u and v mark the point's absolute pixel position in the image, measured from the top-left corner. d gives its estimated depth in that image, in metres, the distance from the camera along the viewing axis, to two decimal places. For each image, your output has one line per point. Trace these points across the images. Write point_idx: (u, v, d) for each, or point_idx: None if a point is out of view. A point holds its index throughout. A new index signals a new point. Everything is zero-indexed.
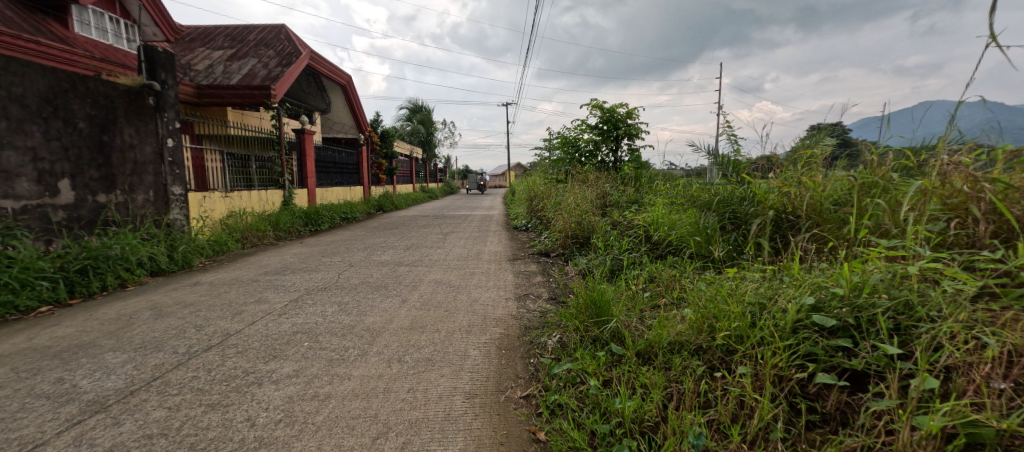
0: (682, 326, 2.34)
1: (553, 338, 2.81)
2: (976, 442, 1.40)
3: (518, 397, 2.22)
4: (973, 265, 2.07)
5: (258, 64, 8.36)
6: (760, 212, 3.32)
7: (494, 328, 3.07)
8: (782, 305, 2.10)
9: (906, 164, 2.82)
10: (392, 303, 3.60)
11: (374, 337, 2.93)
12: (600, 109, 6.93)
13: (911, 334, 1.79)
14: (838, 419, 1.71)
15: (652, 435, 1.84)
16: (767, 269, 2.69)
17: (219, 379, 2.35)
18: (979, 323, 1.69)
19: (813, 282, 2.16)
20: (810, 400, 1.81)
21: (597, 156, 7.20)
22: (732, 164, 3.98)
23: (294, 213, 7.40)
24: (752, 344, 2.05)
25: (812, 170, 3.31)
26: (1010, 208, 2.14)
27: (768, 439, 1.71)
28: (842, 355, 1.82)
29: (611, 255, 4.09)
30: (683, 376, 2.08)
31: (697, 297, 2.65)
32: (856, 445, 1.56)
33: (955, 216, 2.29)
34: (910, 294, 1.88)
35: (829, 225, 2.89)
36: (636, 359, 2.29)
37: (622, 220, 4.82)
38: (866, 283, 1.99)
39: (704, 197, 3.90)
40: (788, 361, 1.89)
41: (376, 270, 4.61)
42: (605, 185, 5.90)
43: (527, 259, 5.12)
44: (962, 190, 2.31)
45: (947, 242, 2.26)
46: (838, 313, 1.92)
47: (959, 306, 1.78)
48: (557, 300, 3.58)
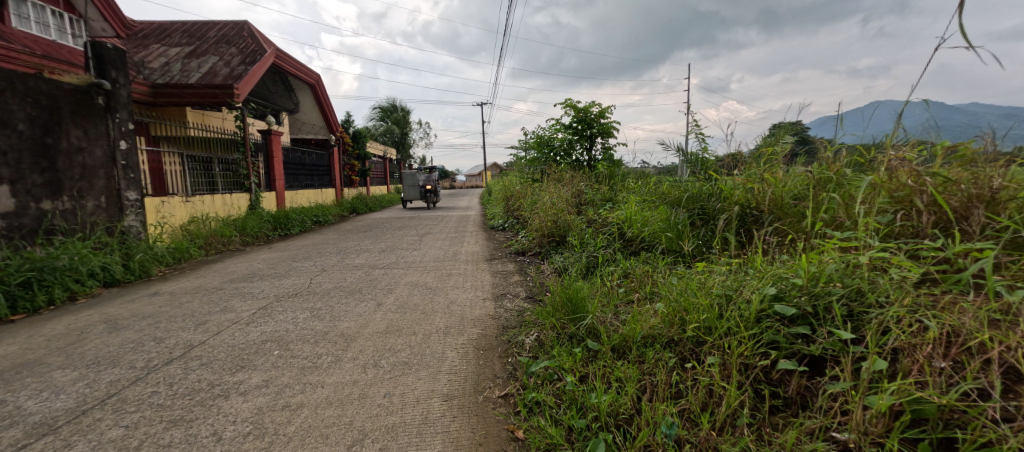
0: (654, 320, 2.34)
1: (531, 336, 2.78)
2: (920, 417, 1.47)
3: (496, 397, 2.19)
4: (915, 253, 2.15)
5: (218, 62, 8.03)
6: (726, 208, 3.39)
7: (471, 328, 3.02)
8: (746, 296, 2.14)
9: (858, 161, 2.92)
10: (366, 308, 3.49)
11: (348, 342, 2.84)
12: (573, 108, 6.92)
13: (862, 319, 1.84)
14: (798, 403, 1.76)
15: (627, 427, 1.84)
16: (732, 263, 2.73)
17: (182, 393, 2.23)
18: (923, 306, 1.76)
19: (775, 273, 2.20)
20: (773, 386, 1.85)
21: (572, 155, 7.23)
22: (700, 163, 4.06)
23: (261, 216, 7.15)
24: (720, 335, 2.07)
25: (774, 166, 3.40)
26: (947, 200, 2.23)
27: (736, 425, 1.74)
28: (802, 342, 1.87)
29: (587, 252, 4.10)
30: (656, 369, 2.08)
31: (669, 291, 2.66)
32: (814, 427, 1.60)
33: (901, 209, 2.38)
34: (861, 282, 1.93)
35: (790, 218, 2.97)
36: (612, 353, 2.29)
37: (596, 218, 4.83)
38: (822, 273, 2.04)
39: (674, 193, 3.97)
40: (752, 349, 1.91)
41: (350, 274, 4.49)
42: (580, 184, 5.90)
43: (504, 259, 5.07)
44: (906, 184, 2.39)
45: (894, 232, 2.34)
46: (798, 302, 1.97)
47: (904, 292, 1.84)
48: (535, 299, 3.55)
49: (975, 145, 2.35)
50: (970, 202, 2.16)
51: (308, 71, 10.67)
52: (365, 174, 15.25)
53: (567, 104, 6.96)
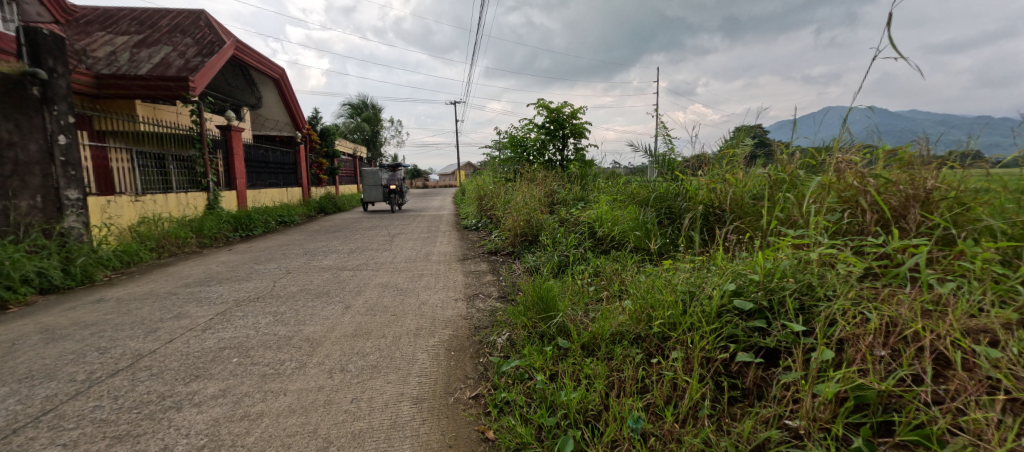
0: (623, 317, 2.35)
1: (503, 336, 2.72)
2: (863, 402, 1.55)
3: (467, 398, 2.13)
4: (859, 249, 2.23)
5: (172, 52, 7.61)
6: (691, 207, 3.45)
7: (442, 329, 2.94)
8: (708, 292, 2.19)
9: (810, 162, 3.02)
10: (333, 311, 3.35)
11: (314, 347, 2.71)
12: (546, 108, 6.91)
13: (812, 312, 1.91)
14: (755, 393, 1.79)
15: (595, 423, 1.83)
16: (697, 260, 2.77)
17: (129, 406, 2.06)
18: (865, 299, 1.86)
19: (734, 270, 2.26)
20: (732, 378, 1.89)
21: (545, 155, 7.22)
22: (667, 163, 4.12)
23: (220, 217, 6.82)
24: (683, 330, 2.09)
25: (735, 168, 3.49)
26: (888, 200, 2.33)
27: (697, 417, 1.76)
28: (758, 335, 1.93)
29: (559, 251, 4.08)
30: (624, 364, 2.08)
31: (636, 288, 2.68)
32: (770, 415, 1.63)
33: (848, 208, 2.47)
34: (812, 277, 2.00)
35: (749, 218, 3.04)
36: (581, 351, 2.27)
37: (569, 217, 4.82)
38: (777, 269, 2.10)
39: (642, 193, 4.00)
40: (713, 343, 1.96)
41: (317, 276, 4.32)
42: (552, 183, 5.89)
43: (477, 259, 5.00)
44: (853, 185, 2.48)
45: (842, 229, 2.42)
46: (754, 297, 2.03)
47: (850, 285, 1.92)
48: (507, 298, 3.49)
49: (913, 149, 2.45)
50: (908, 202, 2.27)
51: (272, 65, 10.26)
52: (334, 173, 14.84)
53: (540, 104, 6.94)
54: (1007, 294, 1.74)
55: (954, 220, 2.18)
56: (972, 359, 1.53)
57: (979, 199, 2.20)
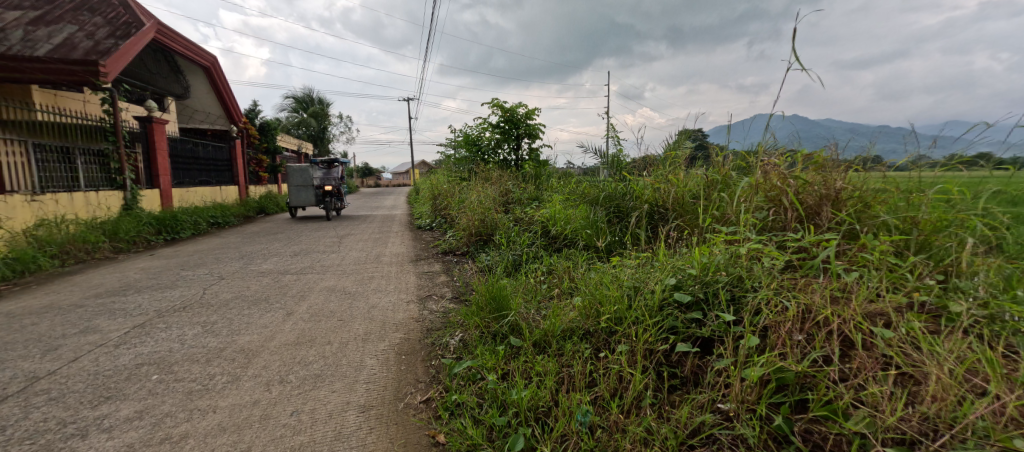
0: (573, 313, 2.36)
1: (455, 337, 2.61)
2: (783, 383, 1.70)
3: (417, 403, 2.05)
4: (781, 242, 2.40)
5: (79, 32, 6.81)
6: (637, 206, 3.52)
7: (393, 333, 2.79)
8: (651, 287, 2.27)
9: (741, 164, 3.18)
10: (272, 318, 3.09)
11: (250, 358, 2.47)
12: (500, 108, 6.83)
13: (741, 302, 2.05)
14: (692, 380, 1.91)
15: (545, 419, 1.84)
16: (642, 256, 2.82)
17: (19, 437, 1.78)
18: (784, 288, 2.04)
19: (674, 265, 2.37)
20: (672, 367, 1.99)
21: (499, 154, 7.15)
22: (617, 164, 4.18)
23: (140, 219, 6.19)
24: (628, 324, 2.17)
25: (677, 169, 3.59)
26: (804, 200, 2.54)
27: (641, 406, 1.85)
28: (695, 326, 2.05)
29: (513, 250, 4.00)
30: (573, 360, 2.10)
31: (585, 285, 2.69)
32: (704, 400, 1.77)
33: (773, 206, 2.65)
34: (742, 270, 2.15)
35: (688, 216, 3.14)
36: (533, 349, 2.25)
37: (523, 216, 4.76)
38: (711, 263, 2.23)
39: (592, 192, 4.03)
40: (655, 335, 2.05)
41: (255, 282, 4.00)
42: (506, 183, 5.82)
43: (430, 259, 4.84)
44: (777, 185, 2.65)
45: (768, 226, 2.60)
46: (692, 290, 2.15)
47: (772, 277, 2.09)
48: (460, 299, 3.37)
49: (826, 154, 2.66)
50: (822, 202, 2.47)
51: (202, 53, 9.50)
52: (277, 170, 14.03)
53: (494, 103, 6.84)
54: (899, 280, 1.96)
55: (858, 217, 2.39)
56: (870, 339, 1.75)
57: (878, 198, 2.41)
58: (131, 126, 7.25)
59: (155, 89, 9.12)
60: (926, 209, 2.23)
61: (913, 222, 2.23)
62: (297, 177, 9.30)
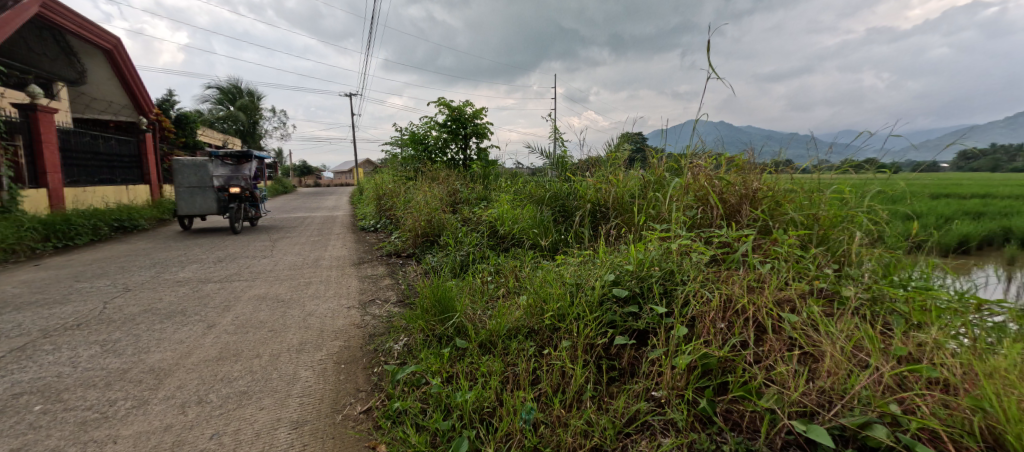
0: (518, 312, 2.27)
1: (400, 342, 2.40)
2: (707, 368, 1.78)
3: (358, 413, 1.84)
4: (706, 237, 2.52)
5: None
6: (581, 205, 3.51)
7: (332, 341, 2.53)
8: (592, 283, 2.27)
9: (674, 165, 3.23)
10: (189, 332, 2.71)
11: (162, 378, 2.13)
12: (447, 106, 6.62)
13: (673, 295, 2.11)
14: (629, 371, 1.92)
15: (490, 419, 1.73)
16: (584, 254, 2.78)
17: None
18: (710, 280, 2.13)
19: (612, 261, 2.40)
20: (612, 359, 2.00)
21: (447, 154, 6.93)
22: (562, 165, 4.14)
23: (22, 223, 5.35)
24: (571, 320, 2.12)
25: (617, 169, 3.62)
26: (725, 198, 2.74)
27: (581, 399, 1.81)
28: (632, 319, 2.07)
29: (460, 251, 3.81)
30: (518, 358, 2.01)
31: (529, 285, 2.60)
32: (638, 389, 1.79)
33: (701, 205, 2.80)
34: (673, 264, 2.22)
35: (627, 215, 3.18)
36: (479, 349, 2.13)
37: (472, 216, 4.60)
38: (646, 258, 2.29)
39: (539, 192, 3.97)
40: (595, 330, 2.03)
41: (168, 292, 3.54)
42: (455, 183, 5.62)
43: (374, 262, 4.55)
44: (704, 186, 2.83)
45: (696, 223, 2.75)
46: (629, 285, 2.18)
47: (698, 269, 2.18)
48: (405, 303, 3.15)
49: (745, 158, 2.96)
50: (741, 201, 2.68)
51: (102, 34, 8.46)
52: None
53: (441, 101, 6.60)
54: (803, 270, 2.17)
55: (771, 214, 2.65)
56: (778, 324, 1.88)
57: (788, 197, 2.72)
58: (10, 114, 6.29)
59: (38, 71, 7.99)
60: (823, 207, 2.57)
61: (814, 218, 2.54)
62: (192, 174, 6.95)
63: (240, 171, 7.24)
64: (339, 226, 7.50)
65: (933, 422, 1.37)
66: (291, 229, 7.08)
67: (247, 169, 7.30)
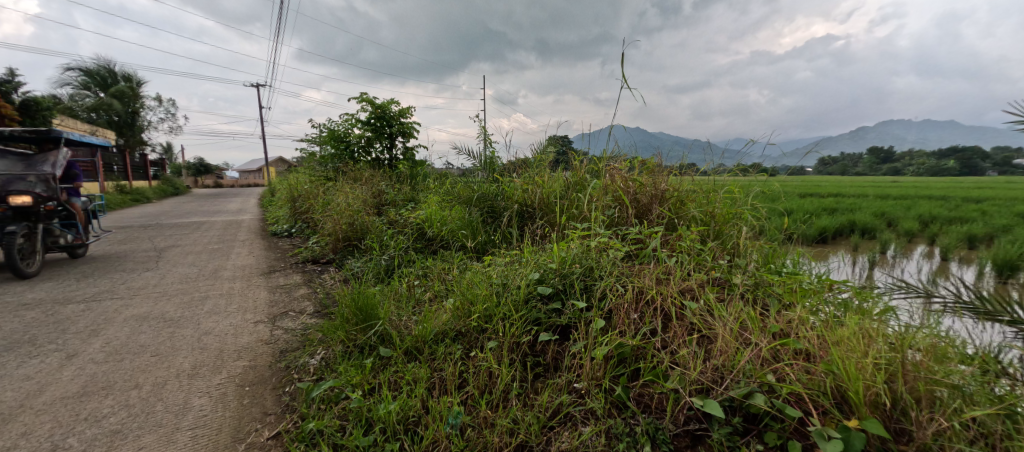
0: (446, 315, 2.29)
1: (316, 357, 2.30)
2: (623, 356, 1.94)
3: (264, 440, 1.74)
4: (623, 234, 2.73)
5: None
6: (508, 206, 3.60)
7: (234, 362, 2.33)
8: (517, 282, 2.35)
9: (595, 168, 3.46)
10: (42, 364, 2.33)
11: (6, 422, 1.85)
12: (370, 104, 6.40)
13: (592, 290, 2.27)
14: (553, 366, 2.02)
15: (415, 429, 1.73)
16: (511, 254, 2.87)
17: None
18: (624, 274, 2.32)
19: (536, 261, 2.51)
20: (537, 356, 2.09)
21: (371, 153, 6.70)
22: (491, 165, 4.21)
23: None
24: (498, 320, 2.19)
25: (543, 170, 3.78)
26: (637, 198, 2.98)
27: (508, 398, 1.87)
28: (555, 315, 2.19)
29: (386, 254, 3.71)
30: (444, 363, 2.04)
31: (457, 287, 2.63)
32: (562, 383, 1.90)
33: (618, 205, 3.01)
34: (593, 261, 2.39)
35: (551, 215, 3.34)
36: (404, 357, 2.10)
37: (399, 218, 4.51)
38: (568, 256, 2.43)
39: (466, 193, 4.00)
40: (521, 328, 2.13)
41: (20, 317, 3.03)
42: (380, 183, 5.47)
43: (288, 270, 4.25)
44: (621, 187, 3.06)
45: (615, 222, 2.94)
46: (552, 282, 2.30)
47: (613, 265, 2.37)
48: (323, 314, 2.99)
49: (655, 161, 3.24)
50: (653, 200, 2.94)
51: None
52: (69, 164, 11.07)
53: (362, 98, 6.38)
54: (702, 262, 2.44)
55: (677, 211, 2.92)
56: (682, 312, 2.09)
57: (690, 197, 2.98)
58: None
59: None
60: (719, 205, 2.87)
61: (712, 215, 2.85)
62: None
63: (35, 166, 4.17)
64: (246, 231, 6.88)
65: (798, 387, 1.60)
66: (185, 236, 6.34)
67: (49, 162, 4.25)
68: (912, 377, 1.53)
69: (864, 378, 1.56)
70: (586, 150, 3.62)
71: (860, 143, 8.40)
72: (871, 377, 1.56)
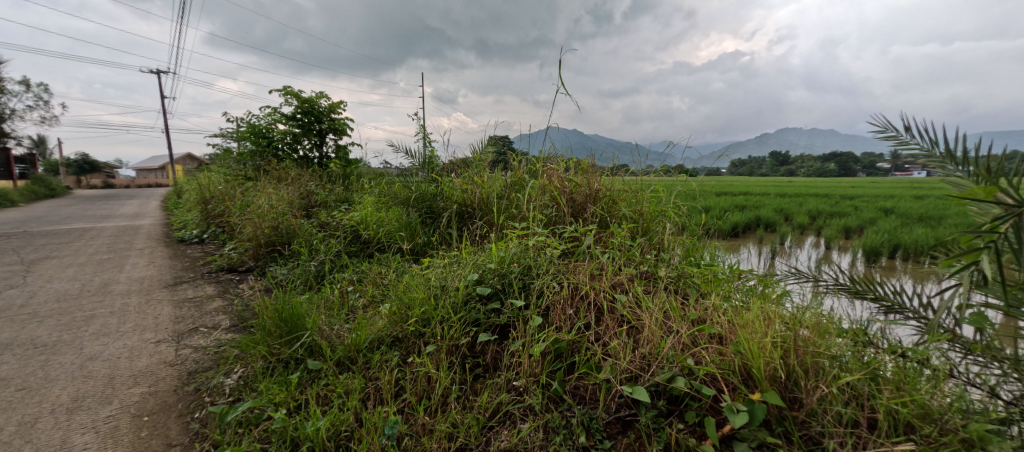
0: (381, 321, 2.25)
1: (233, 376, 2.09)
2: (559, 351, 2.03)
3: None
4: (560, 233, 2.84)
5: None
6: (448, 206, 3.59)
7: (131, 389, 2.01)
8: (456, 284, 2.37)
9: (533, 168, 3.55)
10: None
11: None
12: (296, 97, 6.10)
13: (530, 287, 2.35)
14: (492, 365, 2.07)
15: (349, 443, 1.70)
16: (450, 255, 2.87)
17: None
18: (560, 271, 2.43)
19: (475, 261, 2.54)
20: (476, 356, 2.13)
21: (298, 150, 6.37)
22: (430, 164, 4.16)
23: None
24: (436, 323, 2.20)
25: (482, 171, 3.83)
26: (573, 197, 3.11)
27: (446, 403, 1.89)
28: (494, 315, 2.24)
29: (316, 259, 3.53)
30: (380, 371, 2.02)
31: (393, 291, 2.59)
32: (501, 381, 1.95)
33: (555, 205, 3.12)
34: (530, 260, 2.47)
35: (491, 214, 3.39)
36: (335, 369, 2.04)
37: (330, 221, 4.27)
38: (506, 255, 2.50)
39: (403, 193, 3.93)
40: (460, 329, 2.16)
41: None
42: (308, 184, 5.20)
43: (199, 281, 3.54)
44: (557, 187, 3.18)
45: (553, 221, 3.05)
46: (491, 282, 2.35)
47: (549, 263, 2.47)
48: (243, 328, 2.58)
49: (589, 162, 3.40)
50: (587, 199, 3.09)
51: None
52: None
53: (287, 91, 6.06)
54: (631, 257, 2.60)
55: (609, 210, 3.09)
56: (613, 305, 2.23)
57: (622, 196, 3.16)
58: None
59: None
60: (646, 204, 3.09)
61: (640, 213, 3.04)
62: None
63: None
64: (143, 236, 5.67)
65: (712, 368, 1.78)
66: (66, 242, 5.29)
67: None
68: (802, 351, 1.75)
69: (765, 355, 1.76)
70: (526, 150, 3.69)
71: (763, 148, 9.34)
72: (770, 353, 1.76)
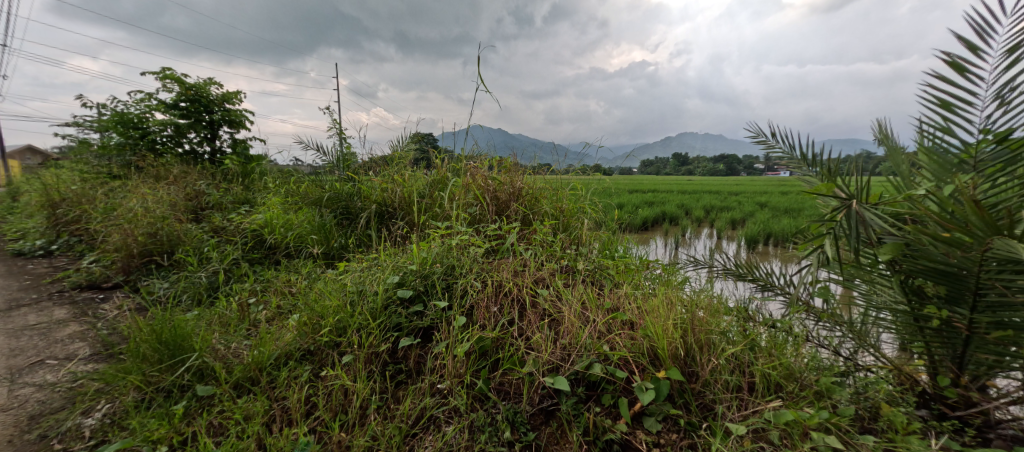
0: (289, 334, 2.16)
1: (96, 413, 1.87)
2: (483, 348, 2.09)
3: None
4: (484, 231, 2.91)
5: None
6: (365, 206, 3.50)
7: None
8: (375, 288, 2.33)
9: (457, 166, 3.57)
10: None
11: None
12: (179, 83, 5.53)
13: (453, 287, 2.38)
14: (416, 370, 2.08)
15: None
16: (368, 258, 2.80)
17: None
18: (484, 270, 2.50)
19: (396, 263, 2.52)
20: (398, 362, 2.13)
21: (183, 144, 5.79)
22: (346, 162, 4.02)
23: None
24: (353, 332, 2.16)
25: (402, 169, 3.78)
26: (498, 195, 3.20)
27: (364, 417, 1.88)
28: (417, 317, 2.24)
29: (206, 268, 3.23)
30: (287, 390, 1.95)
31: (306, 299, 2.48)
32: (425, 385, 1.97)
33: (478, 203, 3.17)
34: (453, 259, 2.51)
35: (412, 212, 3.37)
36: (231, 392, 1.93)
37: (224, 225, 3.88)
38: (427, 256, 2.51)
39: (314, 193, 3.75)
40: (381, 336, 2.14)
41: None
42: (197, 182, 4.78)
43: (46, 303, 3.04)
44: (479, 186, 3.24)
45: (478, 220, 3.11)
46: (413, 285, 2.35)
47: (473, 261, 2.53)
48: (106, 357, 2.29)
49: (512, 161, 3.51)
50: (511, 197, 3.19)
51: None
52: None
53: (168, 77, 5.48)
54: (552, 252, 2.75)
55: (530, 208, 3.22)
56: (535, 299, 2.35)
57: (543, 194, 3.30)
58: None
59: None
60: (566, 201, 3.26)
61: (560, 210, 3.21)
62: None
63: None
64: None
65: (625, 352, 1.94)
66: None
67: None
68: (697, 330, 1.99)
69: (667, 336, 1.97)
70: (449, 148, 3.71)
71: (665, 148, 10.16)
72: (672, 333, 1.97)
